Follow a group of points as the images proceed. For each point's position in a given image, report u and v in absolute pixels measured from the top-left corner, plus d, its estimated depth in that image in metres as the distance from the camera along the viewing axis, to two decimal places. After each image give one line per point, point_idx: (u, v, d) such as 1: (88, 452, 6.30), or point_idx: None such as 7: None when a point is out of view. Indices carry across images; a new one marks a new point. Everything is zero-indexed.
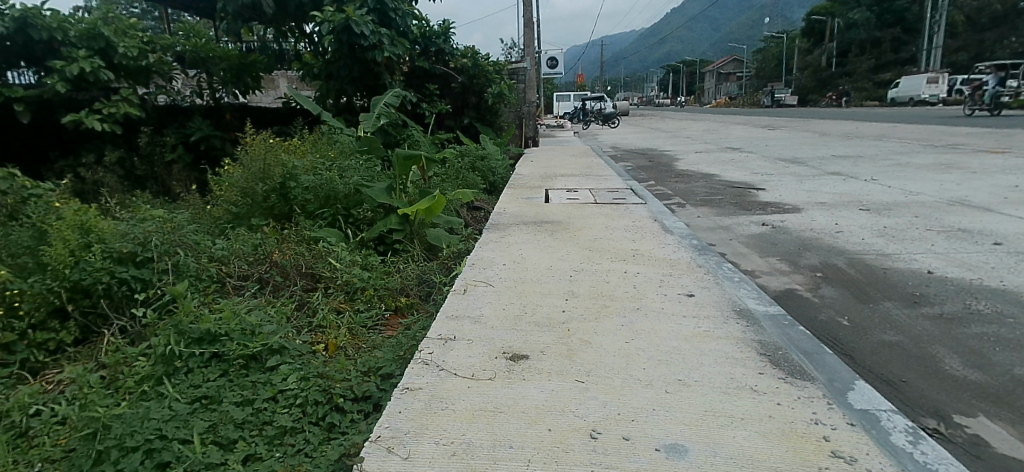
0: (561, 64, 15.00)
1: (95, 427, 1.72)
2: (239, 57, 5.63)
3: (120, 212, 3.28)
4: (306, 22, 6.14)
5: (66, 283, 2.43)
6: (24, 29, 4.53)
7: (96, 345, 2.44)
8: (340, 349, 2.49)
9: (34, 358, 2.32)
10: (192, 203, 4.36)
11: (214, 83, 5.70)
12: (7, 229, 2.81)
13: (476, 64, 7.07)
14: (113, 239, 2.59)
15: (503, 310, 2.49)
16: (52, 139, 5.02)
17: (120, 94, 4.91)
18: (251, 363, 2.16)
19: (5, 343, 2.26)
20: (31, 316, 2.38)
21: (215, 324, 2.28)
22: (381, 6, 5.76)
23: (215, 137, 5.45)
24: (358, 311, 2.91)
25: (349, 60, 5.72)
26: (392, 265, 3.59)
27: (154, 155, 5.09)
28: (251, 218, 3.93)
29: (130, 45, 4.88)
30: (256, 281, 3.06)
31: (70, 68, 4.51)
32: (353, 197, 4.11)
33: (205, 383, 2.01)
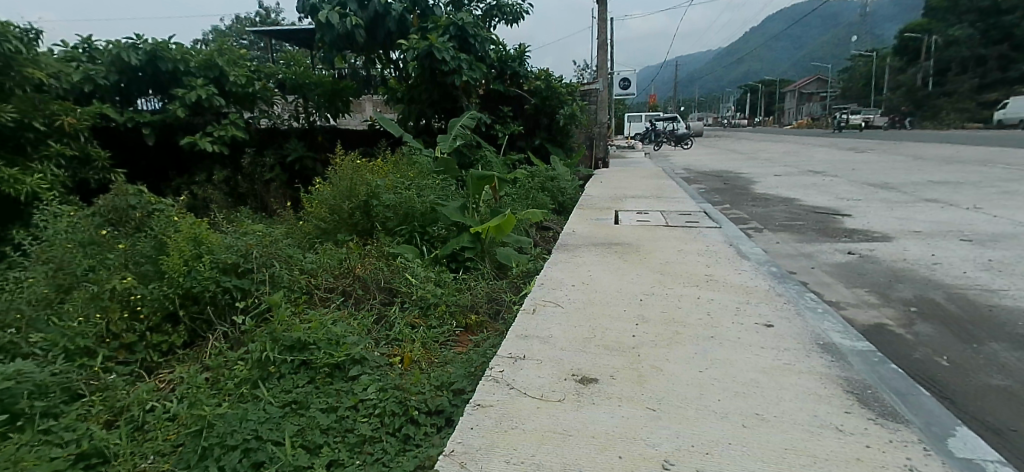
0: (634, 85, 14.93)
1: (202, 425, 1.89)
2: (331, 82, 6.03)
3: (226, 226, 3.59)
4: (393, 49, 6.49)
5: (179, 290, 2.69)
6: (154, 61, 5.09)
7: (201, 348, 2.68)
8: (415, 362, 2.59)
9: (150, 357, 2.58)
10: (285, 219, 4.69)
11: (310, 108, 6.13)
12: (135, 239, 3.16)
13: (550, 86, 7.17)
14: (220, 251, 2.85)
15: (572, 332, 2.50)
16: (170, 159, 5.57)
17: (228, 119, 5.38)
18: (335, 372, 2.30)
19: (127, 343, 2.55)
20: (149, 320, 2.65)
21: (305, 332, 2.44)
22: (462, 32, 5.99)
23: (308, 158, 5.85)
24: (431, 326, 3.01)
25: (430, 85, 6.00)
26: (464, 282, 3.69)
27: (255, 175, 5.53)
28: (337, 234, 4.19)
29: (240, 74, 5.38)
30: (340, 294, 3.25)
31: (189, 96, 5.02)
32: (429, 215, 4.27)
33: (295, 389, 2.16)
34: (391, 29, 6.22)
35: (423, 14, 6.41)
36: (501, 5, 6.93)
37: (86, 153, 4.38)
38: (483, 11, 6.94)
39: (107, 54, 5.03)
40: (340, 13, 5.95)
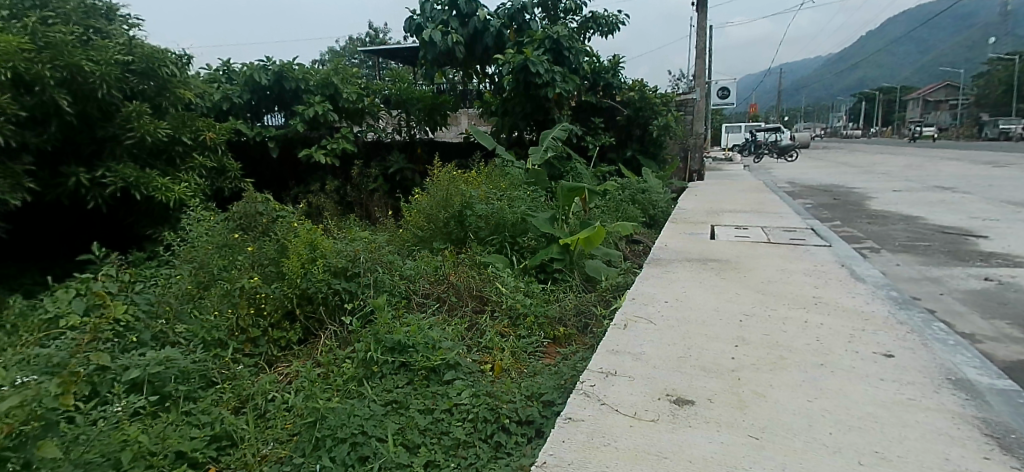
0: (733, 94, 14.31)
1: (315, 417, 2.03)
2: (431, 98, 6.37)
3: (337, 233, 3.87)
4: (489, 64, 6.67)
5: (297, 290, 2.97)
6: (280, 80, 5.62)
7: (313, 345, 2.89)
8: (505, 371, 2.63)
9: (270, 351, 2.81)
10: (387, 226, 4.96)
11: (411, 122, 6.46)
12: (260, 242, 3.49)
13: (644, 97, 7.02)
14: (332, 256, 3.11)
15: (666, 350, 2.42)
16: (289, 170, 6.07)
17: (340, 132, 5.83)
18: (431, 375, 2.39)
19: (252, 337, 2.81)
20: (270, 317, 2.91)
21: (405, 335, 2.56)
22: (557, 45, 6.06)
23: (408, 170, 6.17)
24: (520, 336, 3.04)
25: (523, 98, 6.11)
26: (552, 293, 3.69)
27: (361, 185, 5.90)
28: (433, 242, 4.35)
29: (351, 91, 5.85)
30: (435, 300, 3.36)
31: (308, 112, 5.51)
32: (519, 226, 4.33)
33: (395, 389, 2.27)
34: (489, 45, 6.42)
35: (519, 28, 6.54)
36: (596, 17, 6.92)
37: (221, 164, 4.83)
38: (577, 24, 6.96)
39: (241, 76, 5.60)
40: (442, 30, 6.24)
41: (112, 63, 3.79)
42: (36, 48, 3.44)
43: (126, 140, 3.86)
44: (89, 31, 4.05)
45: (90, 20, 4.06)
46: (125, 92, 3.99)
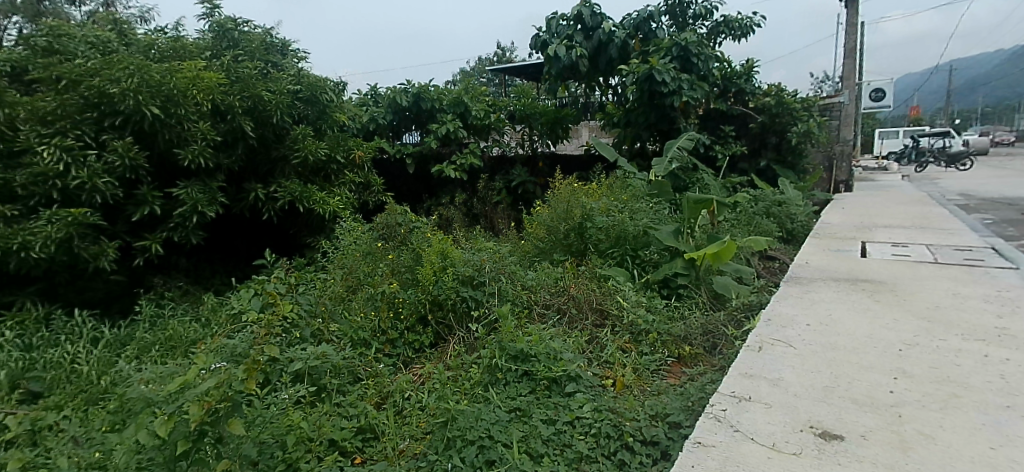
0: (890, 96, 12.87)
1: (446, 418, 2.15)
2: (553, 112, 6.52)
3: (465, 244, 4.08)
4: (612, 75, 6.59)
5: (428, 296, 3.21)
6: (418, 101, 6.08)
7: (444, 350, 3.08)
8: (627, 388, 2.57)
9: (406, 352, 3.05)
10: (510, 238, 5.11)
11: (534, 136, 6.64)
12: (397, 251, 3.78)
13: (782, 102, 6.54)
14: (461, 265, 3.30)
15: (808, 376, 2.23)
16: (423, 185, 6.49)
17: (469, 148, 6.15)
18: (553, 386, 2.42)
19: (390, 339, 3.06)
20: (406, 320, 3.16)
21: (527, 344, 2.61)
22: (685, 52, 5.87)
23: (530, 183, 6.36)
24: (642, 353, 2.96)
25: (648, 108, 5.99)
26: (677, 310, 3.53)
27: (486, 197, 6.15)
28: (553, 254, 4.39)
29: (479, 108, 6.21)
30: (556, 311, 3.39)
31: (441, 129, 5.92)
32: (641, 238, 4.24)
33: (519, 397, 2.33)
34: (613, 56, 6.36)
35: (645, 37, 6.45)
36: (728, 21, 6.60)
37: (367, 179, 5.27)
38: (708, 29, 6.67)
39: (386, 98, 6.12)
40: (567, 45, 6.31)
41: (284, 92, 4.37)
42: (229, 82, 4.09)
43: (294, 159, 4.41)
44: (268, 65, 4.68)
45: (270, 56, 4.70)
46: (293, 117, 4.57)
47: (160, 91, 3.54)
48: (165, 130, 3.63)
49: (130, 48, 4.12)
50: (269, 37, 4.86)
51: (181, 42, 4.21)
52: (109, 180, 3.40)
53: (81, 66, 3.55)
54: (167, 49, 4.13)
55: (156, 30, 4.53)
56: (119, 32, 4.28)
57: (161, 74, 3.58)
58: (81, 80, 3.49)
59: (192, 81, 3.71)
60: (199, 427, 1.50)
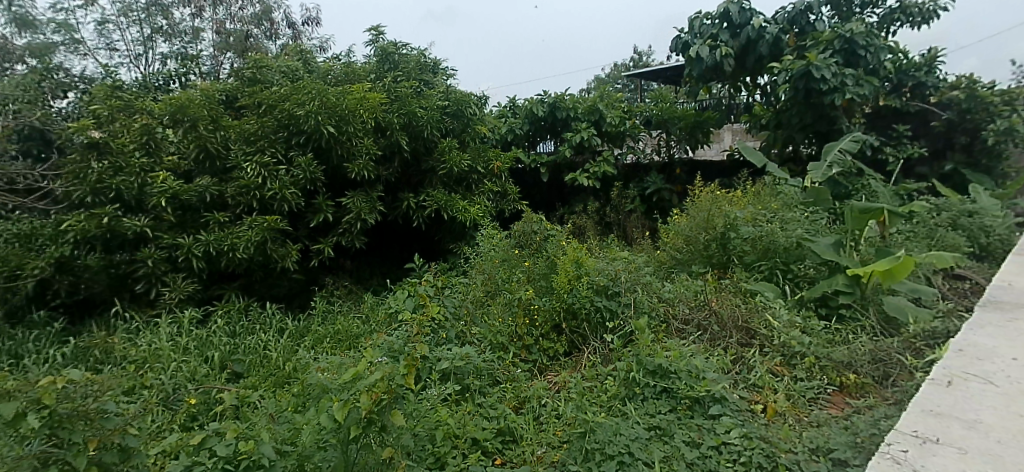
0: None
1: (584, 429, 2.14)
2: (694, 115, 6.25)
3: (600, 252, 4.07)
4: (762, 74, 6.16)
5: (563, 304, 3.27)
6: (553, 111, 6.17)
7: (578, 360, 3.11)
8: (780, 416, 2.36)
9: (541, 359, 3.11)
10: (645, 247, 4.98)
11: (671, 142, 6.44)
12: (533, 258, 3.88)
13: (975, 96, 5.61)
14: (595, 274, 3.36)
15: (1014, 421, 1.88)
16: (557, 193, 6.58)
17: (602, 156, 6.12)
18: (696, 407, 2.31)
19: (526, 345, 3.14)
20: (540, 327, 3.23)
21: (667, 360, 2.52)
22: (851, 45, 5.30)
23: (665, 190, 6.17)
24: (797, 378, 2.71)
25: (803, 108, 5.49)
26: (838, 333, 3.18)
27: (620, 205, 6.06)
28: (692, 265, 4.18)
29: (614, 115, 6.13)
30: (696, 327, 3.22)
31: (575, 137, 5.96)
32: (794, 251, 3.90)
33: (659, 415, 2.25)
34: (764, 54, 5.93)
35: (801, 31, 5.90)
36: (906, 6, 5.82)
37: (504, 188, 5.42)
38: (879, 18, 5.94)
39: (523, 109, 6.29)
40: (711, 44, 5.98)
41: (433, 108, 4.70)
42: (389, 101, 4.52)
43: (440, 170, 4.72)
44: (421, 83, 5.07)
45: (424, 75, 5.08)
46: (441, 130, 4.90)
47: (335, 111, 4.02)
48: (338, 146, 4.10)
49: (311, 74, 4.71)
50: (423, 58, 5.23)
51: (352, 67, 4.73)
52: (294, 191, 3.92)
53: (276, 93, 4.15)
54: (341, 73, 4.66)
55: (331, 57, 5.14)
56: (303, 61, 4.93)
57: (336, 96, 4.05)
58: (276, 105, 4.08)
59: (360, 102, 4.14)
60: (368, 415, 1.67)
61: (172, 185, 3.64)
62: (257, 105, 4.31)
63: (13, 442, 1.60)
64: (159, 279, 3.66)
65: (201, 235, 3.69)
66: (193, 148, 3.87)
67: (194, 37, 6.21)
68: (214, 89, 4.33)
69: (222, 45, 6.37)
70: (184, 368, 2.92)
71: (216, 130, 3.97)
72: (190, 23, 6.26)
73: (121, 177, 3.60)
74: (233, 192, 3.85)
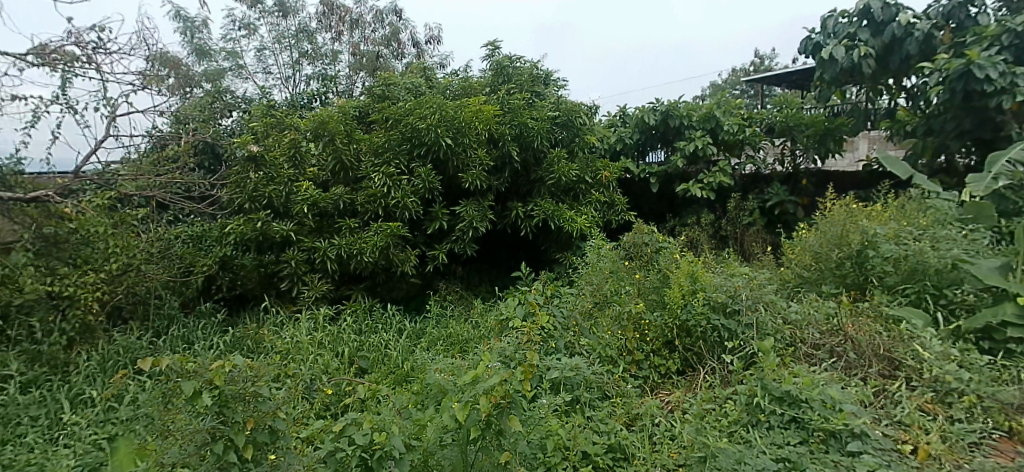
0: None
1: (705, 454, 2.11)
2: (825, 121, 5.75)
3: (717, 267, 3.89)
4: (908, 75, 5.54)
5: (677, 321, 3.18)
6: (666, 120, 5.97)
7: (693, 379, 3.02)
8: (934, 459, 2.10)
9: (653, 376, 3.04)
10: (766, 263, 4.68)
11: (796, 150, 6.02)
12: (644, 271, 3.81)
13: None
14: (712, 290, 3.22)
15: None
16: (667, 204, 6.38)
17: (718, 165, 5.85)
18: (831, 440, 2.14)
19: (636, 360, 3.08)
20: (652, 343, 3.17)
21: (796, 386, 2.36)
22: (1023, 39, 4.61)
23: (789, 203, 5.77)
24: (953, 419, 2.39)
25: (960, 112, 4.86)
26: (1005, 371, 2.77)
27: (738, 218, 5.73)
28: (822, 285, 3.84)
29: (732, 123, 5.83)
30: (827, 353, 2.97)
31: (689, 146, 5.74)
32: (949, 275, 3.46)
33: (788, 446, 2.10)
34: (912, 53, 5.32)
35: (959, 26, 5.27)
36: None
37: (612, 198, 5.27)
38: None
39: (634, 118, 6.15)
40: (848, 44, 5.48)
41: (545, 119, 4.78)
42: (502, 113, 4.67)
43: (549, 181, 4.76)
44: (534, 95, 5.16)
45: (536, 86, 5.16)
46: (551, 141, 4.96)
47: (454, 124, 4.22)
48: (454, 157, 4.29)
49: (432, 90, 5.00)
50: (536, 70, 5.32)
51: (469, 82, 4.96)
52: (415, 200, 4.17)
53: (401, 107, 4.44)
54: (459, 88, 4.92)
55: (450, 73, 5.41)
56: (425, 77, 5.24)
57: (455, 109, 4.26)
58: (402, 119, 4.38)
59: (476, 115, 4.32)
60: (487, 418, 1.74)
61: (312, 194, 4.05)
62: (385, 119, 4.65)
63: (190, 416, 1.84)
64: (300, 278, 4.06)
65: (334, 239, 4.05)
66: (330, 160, 4.26)
67: (333, 60, 6.81)
68: (349, 106, 4.75)
69: (356, 65, 6.85)
70: (320, 362, 3.22)
71: (350, 143, 4.33)
72: (329, 47, 6.90)
73: (273, 187, 4.10)
74: (363, 200, 4.18)
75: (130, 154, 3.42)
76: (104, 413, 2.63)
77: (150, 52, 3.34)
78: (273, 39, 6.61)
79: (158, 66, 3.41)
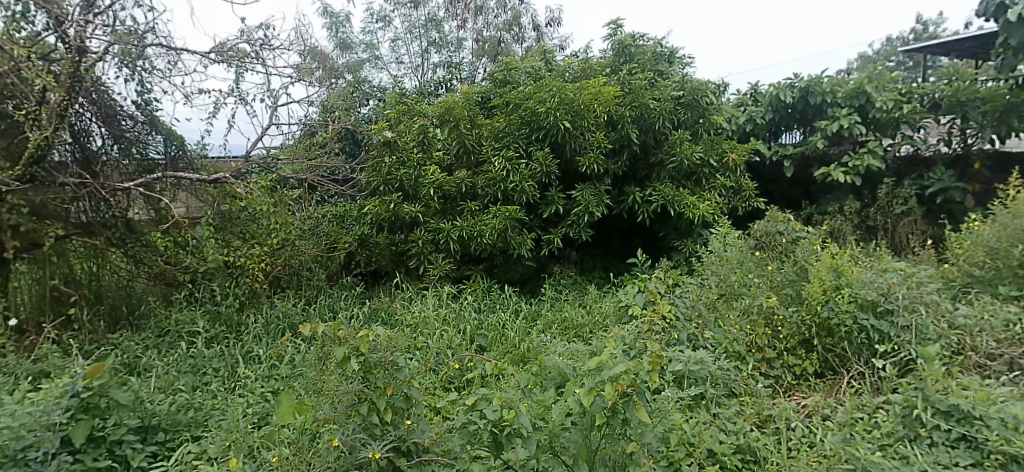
0: None
1: (855, 465, 1.94)
2: (1008, 95, 4.92)
3: (865, 261, 3.51)
4: None
5: (816, 318, 2.92)
6: (806, 97, 5.43)
7: (836, 384, 2.77)
8: None
9: (787, 377, 2.83)
10: (924, 258, 4.14)
11: (968, 129, 5.23)
12: (779, 262, 3.53)
13: None
14: (860, 286, 2.91)
15: None
16: (803, 189, 5.86)
17: (866, 147, 5.24)
18: (1013, 466, 1.86)
19: (768, 358, 2.89)
20: (787, 341, 2.95)
21: (969, 401, 2.09)
22: None
23: (956, 190, 5.05)
24: None
25: None
26: None
27: (889, 206, 5.12)
28: (998, 285, 3.33)
29: (887, 99, 5.17)
30: (1004, 365, 2.59)
31: (832, 126, 5.20)
32: None
33: (957, 468, 1.87)
34: None
35: None
36: None
37: (738, 183, 4.92)
38: None
39: (768, 96, 5.61)
40: None
41: (668, 99, 4.57)
42: (623, 94, 4.55)
43: (670, 164, 4.57)
44: (657, 74, 4.94)
45: (659, 65, 4.94)
46: (674, 122, 4.74)
47: (572, 108, 4.19)
48: (572, 140, 4.27)
49: (552, 73, 4.99)
50: (659, 47, 5.08)
51: (589, 63, 4.87)
52: (532, 183, 4.21)
53: (522, 91, 4.48)
54: (579, 70, 4.86)
55: (571, 55, 5.35)
56: (545, 60, 5.24)
57: (574, 92, 4.23)
58: (522, 103, 4.42)
59: (595, 97, 4.24)
60: (614, 405, 1.73)
61: (438, 177, 4.24)
62: (506, 104, 4.73)
63: (340, 379, 2.02)
64: (426, 257, 4.30)
65: (457, 221, 4.22)
66: (455, 145, 4.44)
67: (458, 47, 7.04)
68: (473, 91, 4.89)
69: (478, 52, 7.16)
70: (445, 337, 3.40)
71: (473, 128, 4.47)
72: (455, 34, 7.13)
73: (404, 170, 4.34)
74: (484, 184, 4.31)
75: (288, 140, 3.82)
76: (269, 369, 2.99)
77: (304, 47, 3.66)
78: (405, 30, 6.96)
79: (309, 60, 3.73)
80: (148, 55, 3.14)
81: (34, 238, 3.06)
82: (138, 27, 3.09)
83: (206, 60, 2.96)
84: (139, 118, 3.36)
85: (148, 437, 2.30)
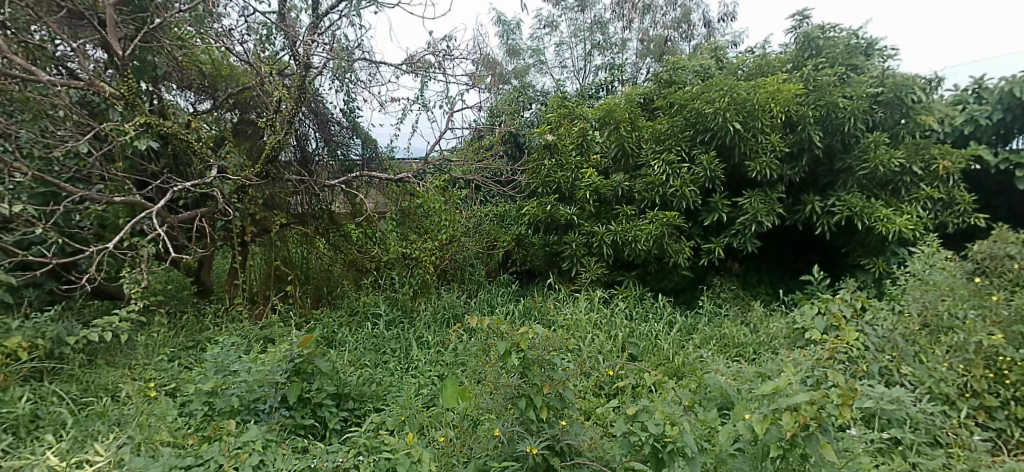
0: None
1: None
2: None
3: None
4: None
5: None
6: None
7: None
8: None
9: (1013, 432, 2.35)
10: None
11: None
12: (1006, 293, 2.93)
13: None
14: None
15: None
16: None
17: None
18: None
19: (987, 406, 2.43)
20: (1017, 389, 2.43)
21: None
22: None
23: None
24: None
25: None
26: None
27: None
28: None
29: None
30: None
31: None
32: None
33: None
34: None
35: None
36: None
37: (949, 195, 4.18)
38: None
39: (997, 92, 4.65)
40: None
41: (863, 96, 4.02)
42: (805, 92, 4.11)
43: (860, 171, 4.04)
44: (849, 69, 4.38)
45: (853, 58, 4.37)
46: (868, 123, 4.17)
47: (744, 108, 3.90)
48: (742, 143, 3.98)
49: (723, 71, 4.69)
50: (854, 38, 4.49)
51: (767, 59, 4.49)
52: (694, 189, 4.02)
53: (689, 91, 4.26)
54: (754, 67, 4.52)
55: (746, 51, 4.97)
56: (715, 58, 4.93)
57: (748, 90, 3.91)
58: (687, 104, 4.21)
59: (772, 95, 3.88)
60: (792, 437, 1.58)
61: (595, 180, 4.25)
62: (670, 105, 4.56)
63: (502, 371, 2.11)
64: (579, 260, 4.32)
65: (612, 225, 4.16)
66: (613, 147, 4.39)
67: (622, 48, 6.96)
68: (636, 93, 4.79)
69: (643, 52, 6.96)
70: (595, 342, 3.37)
71: (634, 131, 4.38)
72: (620, 35, 7.04)
73: (563, 173, 4.40)
74: (641, 188, 4.21)
75: (460, 143, 4.09)
76: (436, 354, 3.24)
77: (479, 56, 3.89)
78: (571, 33, 7.00)
79: (482, 68, 3.95)
80: (355, 68, 3.59)
81: (264, 224, 3.64)
82: (349, 44, 3.53)
83: (399, 71, 3.29)
84: (344, 124, 3.88)
85: (341, 403, 2.62)
